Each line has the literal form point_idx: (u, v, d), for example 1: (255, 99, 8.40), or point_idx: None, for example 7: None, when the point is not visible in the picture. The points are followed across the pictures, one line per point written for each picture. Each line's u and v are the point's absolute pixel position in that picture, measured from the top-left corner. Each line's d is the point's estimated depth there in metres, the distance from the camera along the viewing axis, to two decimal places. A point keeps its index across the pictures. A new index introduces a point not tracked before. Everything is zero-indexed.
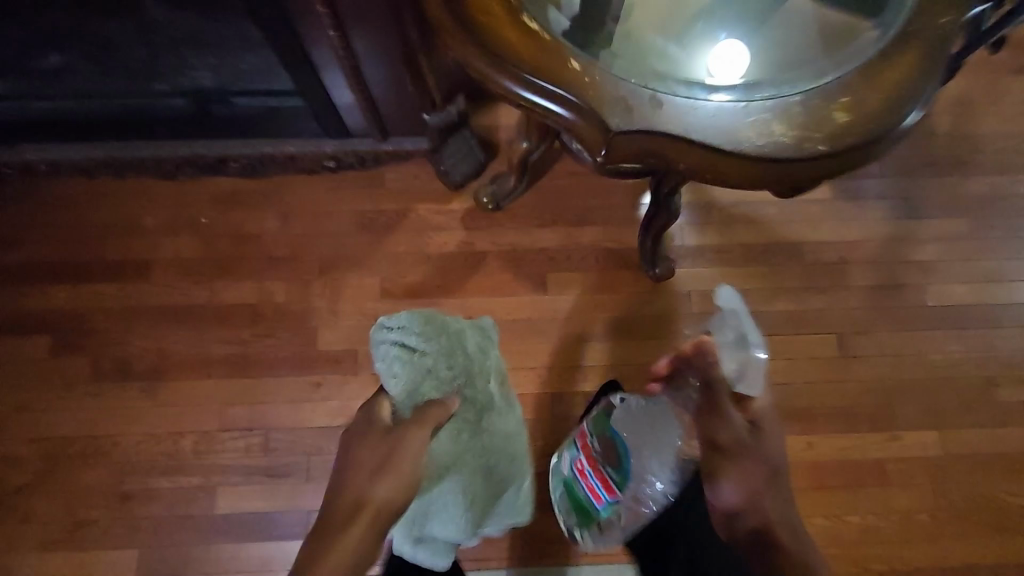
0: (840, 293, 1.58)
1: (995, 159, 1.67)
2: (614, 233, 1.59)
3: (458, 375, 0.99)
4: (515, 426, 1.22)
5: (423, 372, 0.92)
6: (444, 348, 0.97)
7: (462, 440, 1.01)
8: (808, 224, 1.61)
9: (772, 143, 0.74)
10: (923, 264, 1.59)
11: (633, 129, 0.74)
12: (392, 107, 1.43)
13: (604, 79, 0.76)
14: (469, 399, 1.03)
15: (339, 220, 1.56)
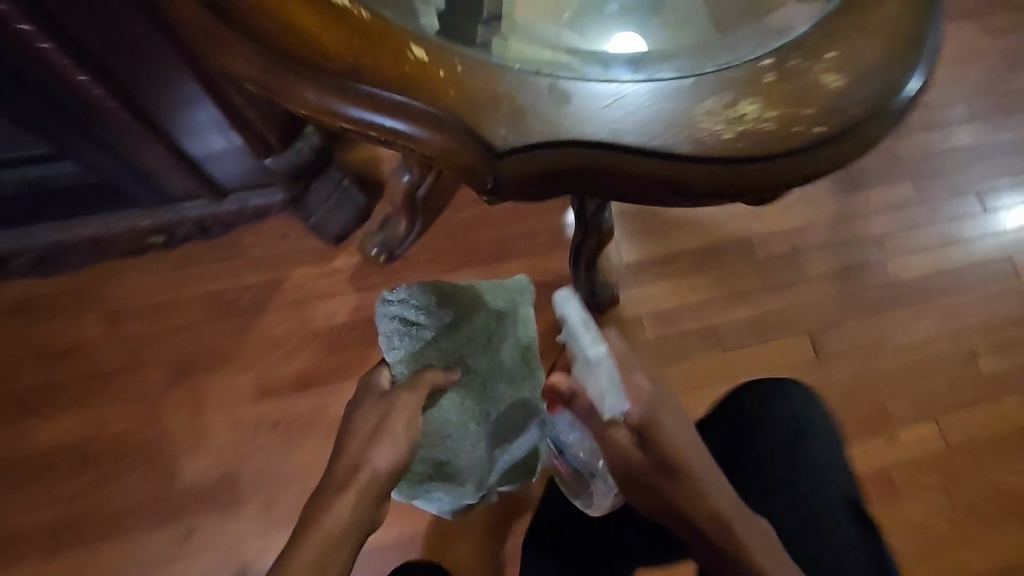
0: (802, 286, 1.38)
1: (923, 114, 1.55)
2: (540, 263, 1.33)
3: (464, 347, 0.93)
4: (537, 397, 1.04)
5: (425, 344, 0.88)
6: (452, 320, 0.92)
7: (466, 411, 0.94)
8: (752, 215, 1.42)
9: (743, 135, 0.45)
10: (878, 238, 1.44)
11: (530, 145, 0.44)
12: (221, 159, 1.02)
13: (469, 68, 0.44)
14: (476, 370, 0.95)
15: (189, 310, 1.21)
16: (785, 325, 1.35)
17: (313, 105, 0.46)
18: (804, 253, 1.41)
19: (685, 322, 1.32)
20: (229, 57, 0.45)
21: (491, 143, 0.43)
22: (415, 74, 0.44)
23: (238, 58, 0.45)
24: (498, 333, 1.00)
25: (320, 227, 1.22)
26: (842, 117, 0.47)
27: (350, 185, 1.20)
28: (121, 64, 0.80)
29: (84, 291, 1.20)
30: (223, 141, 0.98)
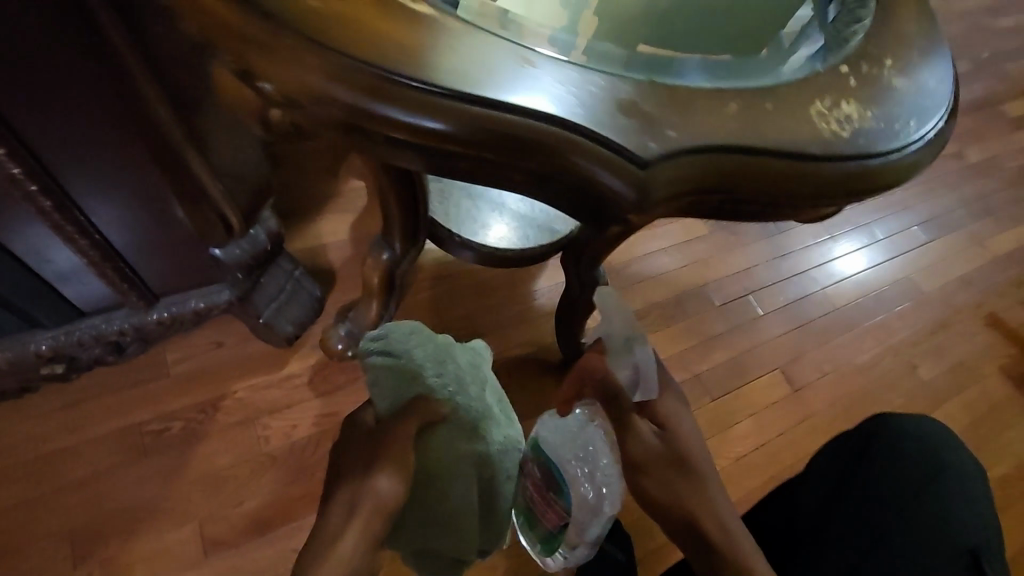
0: (760, 325, 1.44)
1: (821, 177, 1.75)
2: (516, 336, 1.25)
3: (450, 386, 0.85)
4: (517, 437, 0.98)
5: (411, 381, 0.80)
6: (435, 357, 0.85)
7: (455, 454, 0.83)
8: (702, 264, 1.48)
9: (857, 134, 0.44)
10: (812, 274, 1.55)
11: (679, 154, 0.39)
12: (156, 256, 0.81)
13: (587, 90, 0.40)
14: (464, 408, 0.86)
15: (96, 457, 0.94)
16: (756, 363, 1.38)
17: (398, 118, 0.37)
18: (753, 293, 1.48)
19: (671, 375, 1.29)
20: (287, 63, 0.36)
21: (636, 154, 0.39)
22: (528, 85, 0.38)
23: (298, 67, 0.36)
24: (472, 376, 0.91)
25: (270, 327, 1.02)
26: (924, 112, 0.47)
27: (302, 276, 1.06)
28: (57, 131, 0.60)
29: None
30: (167, 234, 0.78)
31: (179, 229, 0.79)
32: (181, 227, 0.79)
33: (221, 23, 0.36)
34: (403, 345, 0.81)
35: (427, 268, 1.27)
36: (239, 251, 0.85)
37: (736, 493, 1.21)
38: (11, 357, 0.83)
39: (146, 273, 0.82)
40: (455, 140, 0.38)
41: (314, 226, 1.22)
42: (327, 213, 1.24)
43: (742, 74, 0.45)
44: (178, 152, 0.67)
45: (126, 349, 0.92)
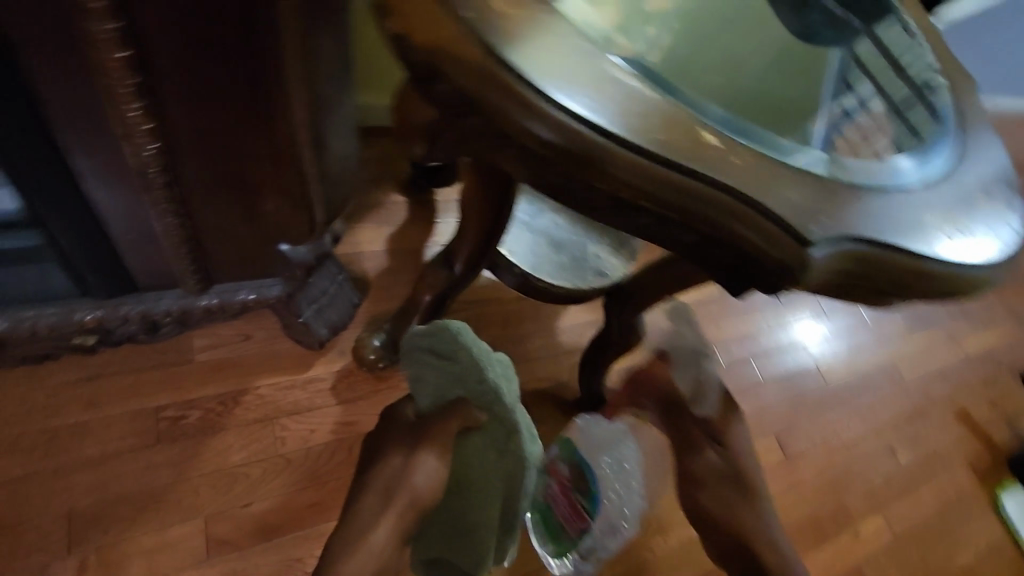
0: (757, 390, 1.50)
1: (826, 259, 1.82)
2: (535, 370, 1.27)
3: (487, 403, 0.74)
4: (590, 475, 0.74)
5: (448, 382, 0.76)
6: (471, 369, 0.73)
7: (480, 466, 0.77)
8: (710, 324, 1.56)
9: (973, 241, 0.48)
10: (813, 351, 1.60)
11: (839, 245, 0.42)
12: (229, 246, 0.82)
13: (753, 164, 0.42)
14: (496, 431, 0.74)
15: (110, 435, 0.91)
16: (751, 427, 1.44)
17: (573, 155, 0.39)
18: (755, 358, 1.55)
19: None
20: (495, 99, 0.39)
21: (802, 234, 0.41)
22: (691, 145, 0.41)
23: (504, 103, 0.39)
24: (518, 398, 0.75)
25: (306, 328, 1.01)
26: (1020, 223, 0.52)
27: (346, 282, 1.06)
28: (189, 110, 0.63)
29: None
30: (246, 228, 0.80)
31: (256, 218, 0.79)
32: (260, 217, 0.80)
33: (442, 55, 0.39)
34: (443, 348, 0.74)
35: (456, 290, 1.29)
36: (306, 251, 0.87)
37: None
38: (53, 322, 0.83)
39: (212, 261, 0.84)
40: (622, 188, 0.40)
41: (353, 234, 1.23)
42: (367, 222, 1.26)
43: (873, 173, 0.48)
44: (290, 147, 0.70)
45: (160, 329, 0.90)
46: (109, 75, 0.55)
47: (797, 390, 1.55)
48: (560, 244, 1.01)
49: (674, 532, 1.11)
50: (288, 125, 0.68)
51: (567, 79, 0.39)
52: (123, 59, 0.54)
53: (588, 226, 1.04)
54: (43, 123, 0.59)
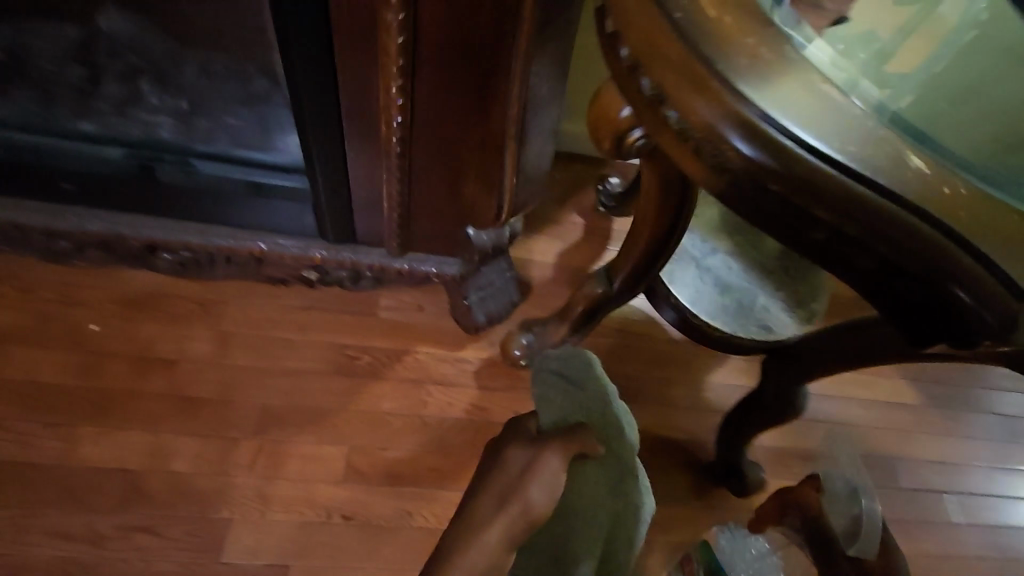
0: (948, 532, 1.22)
1: None
2: (671, 417, 1.21)
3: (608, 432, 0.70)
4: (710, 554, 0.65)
5: (574, 407, 0.72)
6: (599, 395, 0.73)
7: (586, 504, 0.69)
8: (902, 435, 1.29)
9: None
10: None
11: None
12: (429, 220, 0.97)
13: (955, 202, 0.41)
14: (613, 470, 0.69)
15: (305, 355, 1.10)
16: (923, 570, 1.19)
17: (779, 177, 0.41)
18: (953, 494, 1.25)
19: None
20: (688, 96, 0.42)
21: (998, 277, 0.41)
22: (888, 168, 0.41)
23: (694, 104, 0.42)
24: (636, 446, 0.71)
25: (468, 311, 1.13)
26: None
27: (512, 280, 1.16)
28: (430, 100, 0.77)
29: (208, 305, 1.10)
30: (447, 207, 0.94)
31: (458, 199, 0.93)
32: (462, 198, 0.93)
33: (642, 57, 0.45)
34: (575, 371, 0.73)
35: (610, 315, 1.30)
36: (487, 238, 0.97)
37: None
38: (294, 253, 1.05)
39: (413, 229, 1.00)
40: (793, 192, 0.41)
41: (530, 242, 1.33)
42: (543, 235, 1.35)
43: None
44: (501, 139, 0.81)
45: (361, 281, 1.09)
46: (385, 58, 0.70)
47: (996, 554, 1.22)
48: (732, 289, 0.96)
49: None
50: (501, 120, 0.79)
51: (794, 106, 0.41)
52: (399, 46, 0.69)
53: (770, 277, 0.96)
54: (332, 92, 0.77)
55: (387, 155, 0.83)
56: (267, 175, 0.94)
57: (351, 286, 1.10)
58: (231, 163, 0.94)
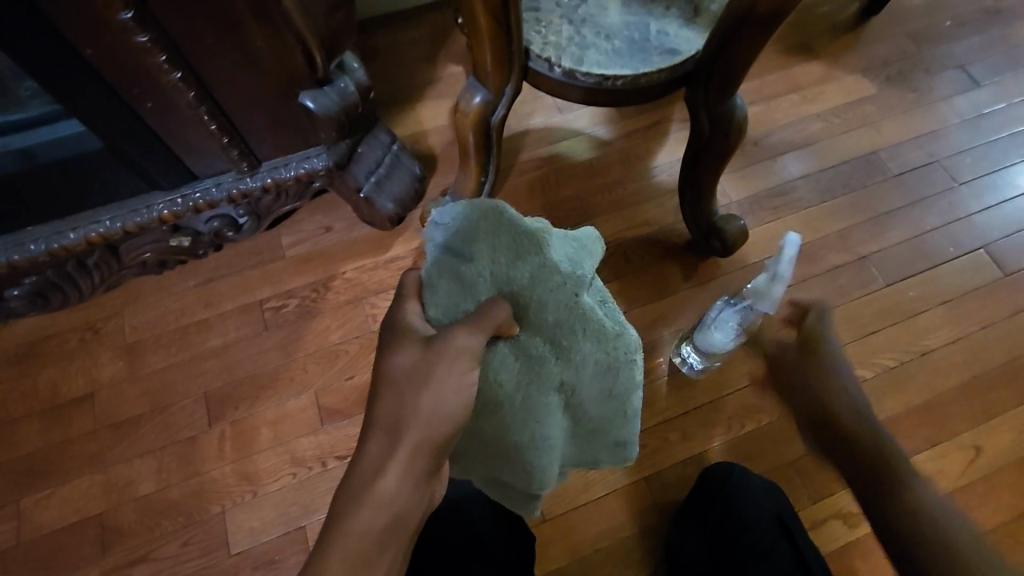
0: (953, 197, 1.13)
1: None
2: (633, 216, 1.10)
3: (525, 291, 0.50)
4: (616, 375, 0.55)
5: (466, 284, 0.50)
6: (505, 250, 0.50)
7: (520, 380, 0.52)
8: (867, 128, 1.19)
9: None
10: None
11: None
12: (249, 106, 0.76)
13: None
14: (544, 327, 0.52)
15: (228, 328, 0.98)
16: (948, 241, 1.09)
17: None
18: (942, 161, 1.16)
19: (831, 258, 1.06)
20: None
21: None
22: None
23: None
24: (587, 275, 0.52)
25: (371, 203, 0.95)
26: None
27: (401, 151, 1.00)
28: None
29: (99, 327, 0.98)
30: (256, 77, 0.72)
31: (253, 49, 0.68)
32: (259, 45, 0.68)
33: None
34: (469, 237, 0.49)
35: (529, 148, 1.16)
36: (330, 103, 0.78)
37: (913, 396, 0.97)
38: (138, 221, 0.85)
39: (242, 123, 0.78)
40: None
41: (415, 110, 1.16)
42: (425, 98, 1.17)
43: None
44: None
45: (243, 224, 0.92)
46: None
47: (1008, 198, 1.13)
48: (596, 22, 0.78)
49: None
50: None
51: None
52: None
53: None
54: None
55: (138, 57, 0.63)
56: (38, 129, 0.76)
57: (219, 241, 0.93)
58: (21, 132, 0.76)
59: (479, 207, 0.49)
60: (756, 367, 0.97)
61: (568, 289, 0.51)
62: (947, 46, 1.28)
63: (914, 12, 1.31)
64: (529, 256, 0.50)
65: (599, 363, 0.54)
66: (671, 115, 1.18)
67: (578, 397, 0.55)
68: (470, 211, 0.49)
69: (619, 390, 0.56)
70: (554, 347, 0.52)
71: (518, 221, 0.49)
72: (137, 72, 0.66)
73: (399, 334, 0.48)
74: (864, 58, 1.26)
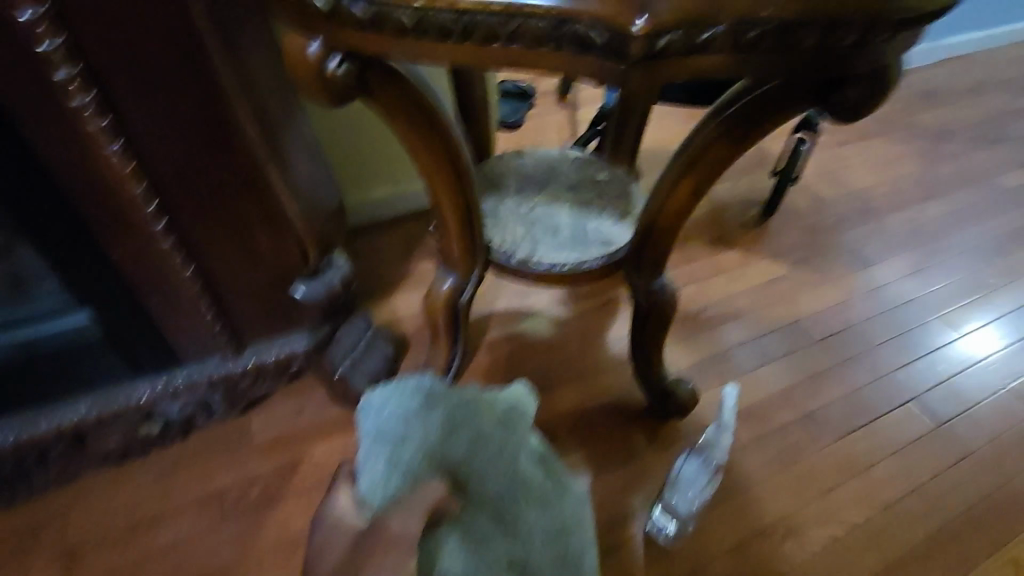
0: (873, 357, 1.27)
1: (909, 226, 1.60)
2: (594, 386, 1.18)
3: (463, 466, 0.52)
4: (564, 538, 0.55)
5: (403, 466, 0.49)
6: (439, 430, 0.52)
7: (467, 570, 0.49)
8: (788, 302, 1.37)
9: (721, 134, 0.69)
10: (931, 325, 1.35)
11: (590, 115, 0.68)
12: (245, 298, 0.86)
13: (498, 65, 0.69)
14: (486, 501, 0.52)
15: (184, 521, 0.94)
16: (880, 397, 1.19)
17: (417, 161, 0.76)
18: (856, 327, 1.33)
19: (780, 416, 1.13)
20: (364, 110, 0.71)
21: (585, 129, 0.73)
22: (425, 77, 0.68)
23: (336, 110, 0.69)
24: (519, 439, 0.56)
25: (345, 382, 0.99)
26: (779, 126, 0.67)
27: (376, 334, 1.06)
28: (155, 160, 0.67)
29: (39, 530, 0.91)
30: (256, 273, 0.84)
31: (257, 251, 0.81)
32: (264, 248, 0.81)
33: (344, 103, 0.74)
34: (400, 421, 0.51)
35: (494, 328, 1.27)
36: (317, 292, 0.89)
37: (889, 553, 0.97)
38: (115, 407, 0.88)
39: (236, 314, 0.88)
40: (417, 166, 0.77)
41: (390, 300, 1.29)
42: (400, 290, 1.31)
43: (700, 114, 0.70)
44: (260, 165, 0.73)
45: (216, 410, 0.95)
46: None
47: (919, 356, 1.28)
48: (543, 223, 0.96)
49: (795, 540, 0.97)
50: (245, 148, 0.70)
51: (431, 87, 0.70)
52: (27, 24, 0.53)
53: (587, 205, 1.00)
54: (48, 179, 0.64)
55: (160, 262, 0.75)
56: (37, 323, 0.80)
57: (188, 429, 0.95)
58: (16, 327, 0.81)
59: (407, 389, 0.53)
60: (729, 532, 0.97)
61: (502, 457, 0.54)
62: (835, 236, 1.55)
63: (803, 212, 1.62)
64: (462, 431, 0.53)
65: (546, 530, 0.54)
66: (619, 296, 1.34)
67: (532, 574, 0.52)
68: (403, 394, 0.53)
69: (575, 550, 0.56)
70: (498, 521, 0.52)
71: (446, 400, 0.53)
72: (151, 275, 0.76)
73: (332, 537, 0.47)
74: (771, 247, 1.51)
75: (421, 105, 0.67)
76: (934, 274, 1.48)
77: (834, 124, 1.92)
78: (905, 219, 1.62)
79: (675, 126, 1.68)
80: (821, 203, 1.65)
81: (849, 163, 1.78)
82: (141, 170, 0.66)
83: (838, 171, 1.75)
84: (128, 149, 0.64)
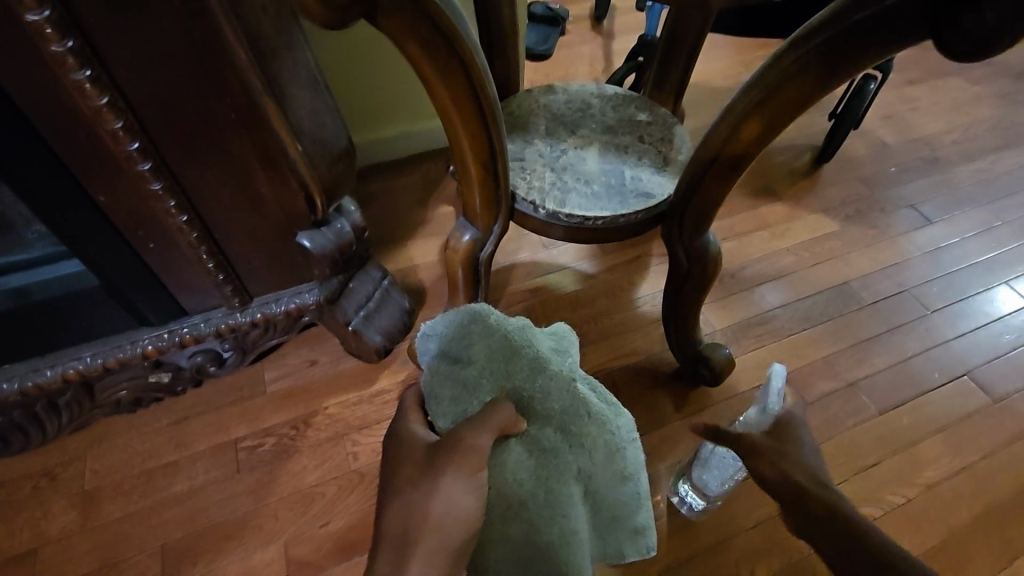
0: (928, 324, 1.16)
1: (979, 179, 1.44)
2: (620, 346, 1.11)
3: (526, 382, 0.54)
4: (622, 455, 0.57)
5: (468, 383, 0.53)
6: (498, 350, 0.55)
7: (537, 479, 0.51)
8: (836, 261, 1.26)
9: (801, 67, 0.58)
10: (996, 291, 1.23)
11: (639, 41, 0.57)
12: (248, 247, 0.80)
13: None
14: (551, 415, 0.53)
15: (197, 471, 0.92)
16: (932, 369, 1.10)
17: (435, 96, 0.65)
18: (911, 291, 1.22)
19: (821, 386, 1.06)
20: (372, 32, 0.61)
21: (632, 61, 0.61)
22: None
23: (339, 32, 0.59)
24: (572, 363, 0.58)
25: (359, 336, 0.95)
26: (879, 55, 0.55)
27: (390, 286, 1.01)
28: (134, 90, 0.59)
29: (56, 473, 0.91)
30: (258, 219, 0.77)
31: (259, 196, 0.74)
32: (265, 192, 0.73)
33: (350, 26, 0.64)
34: (465, 343, 0.55)
35: (516, 282, 1.20)
36: (327, 242, 0.82)
37: (929, 536, 0.91)
38: (120, 356, 0.84)
39: (239, 262, 0.81)
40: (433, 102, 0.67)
41: (407, 248, 1.21)
42: (417, 236, 1.23)
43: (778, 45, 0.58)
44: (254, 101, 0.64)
45: (226, 359, 0.92)
46: None
47: (979, 325, 1.17)
48: (575, 170, 0.86)
49: None
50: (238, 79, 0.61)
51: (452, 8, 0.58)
52: None
53: (625, 151, 0.89)
54: (21, 112, 0.57)
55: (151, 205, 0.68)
56: (37, 269, 0.76)
57: (198, 377, 0.92)
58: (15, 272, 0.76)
59: (466, 314, 0.57)
60: (757, 505, 0.92)
61: (564, 377, 0.55)
62: (895, 189, 1.41)
63: (861, 162, 1.46)
64: (522, 354, 0.55)
65: (607, 448, 0.55)
66: (652, 250, 1.25)
67: (593, 483, 0.54)
68: (463, 320, 0.57)
69: (630, 464, 0.58)
70: (564, 434, 0.53)
71: (502, 323, 0.56)
72: (145, 217, 0.70)
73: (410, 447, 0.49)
74: (822, 200, 1.38)
75: (437, 25, 0.56)
76: (1003, 234, 1.34)
77: (903, 61, 1.71)
78: (976, 171, 1.46)
79: (724, 60, 1.50)
80: (882, 152, 1.49)
81: (917, 106, 1.59)
82: (118, 101, 0.58)
83: (905, 115, 1.56)
84: (100, 78, 0.55)
